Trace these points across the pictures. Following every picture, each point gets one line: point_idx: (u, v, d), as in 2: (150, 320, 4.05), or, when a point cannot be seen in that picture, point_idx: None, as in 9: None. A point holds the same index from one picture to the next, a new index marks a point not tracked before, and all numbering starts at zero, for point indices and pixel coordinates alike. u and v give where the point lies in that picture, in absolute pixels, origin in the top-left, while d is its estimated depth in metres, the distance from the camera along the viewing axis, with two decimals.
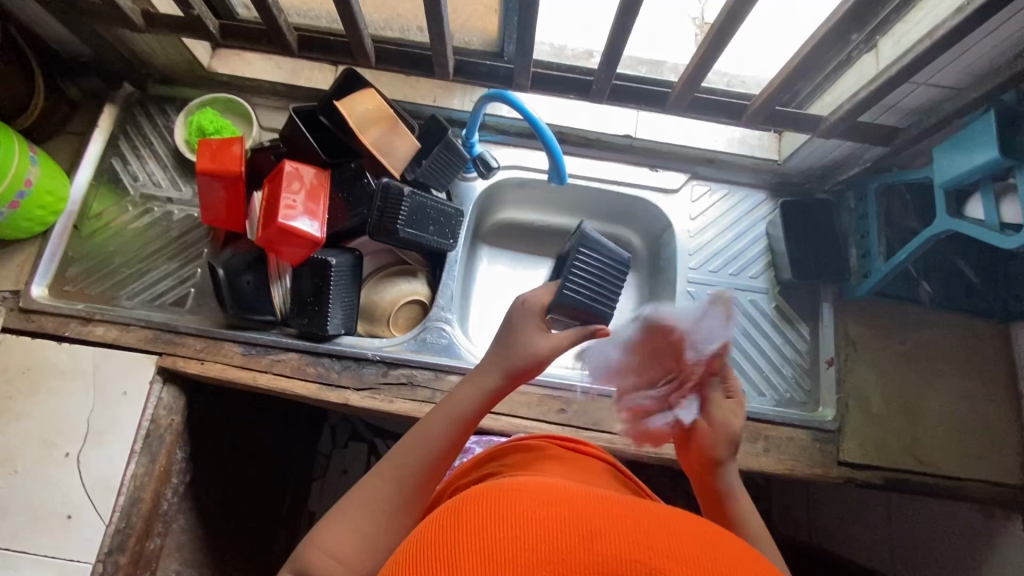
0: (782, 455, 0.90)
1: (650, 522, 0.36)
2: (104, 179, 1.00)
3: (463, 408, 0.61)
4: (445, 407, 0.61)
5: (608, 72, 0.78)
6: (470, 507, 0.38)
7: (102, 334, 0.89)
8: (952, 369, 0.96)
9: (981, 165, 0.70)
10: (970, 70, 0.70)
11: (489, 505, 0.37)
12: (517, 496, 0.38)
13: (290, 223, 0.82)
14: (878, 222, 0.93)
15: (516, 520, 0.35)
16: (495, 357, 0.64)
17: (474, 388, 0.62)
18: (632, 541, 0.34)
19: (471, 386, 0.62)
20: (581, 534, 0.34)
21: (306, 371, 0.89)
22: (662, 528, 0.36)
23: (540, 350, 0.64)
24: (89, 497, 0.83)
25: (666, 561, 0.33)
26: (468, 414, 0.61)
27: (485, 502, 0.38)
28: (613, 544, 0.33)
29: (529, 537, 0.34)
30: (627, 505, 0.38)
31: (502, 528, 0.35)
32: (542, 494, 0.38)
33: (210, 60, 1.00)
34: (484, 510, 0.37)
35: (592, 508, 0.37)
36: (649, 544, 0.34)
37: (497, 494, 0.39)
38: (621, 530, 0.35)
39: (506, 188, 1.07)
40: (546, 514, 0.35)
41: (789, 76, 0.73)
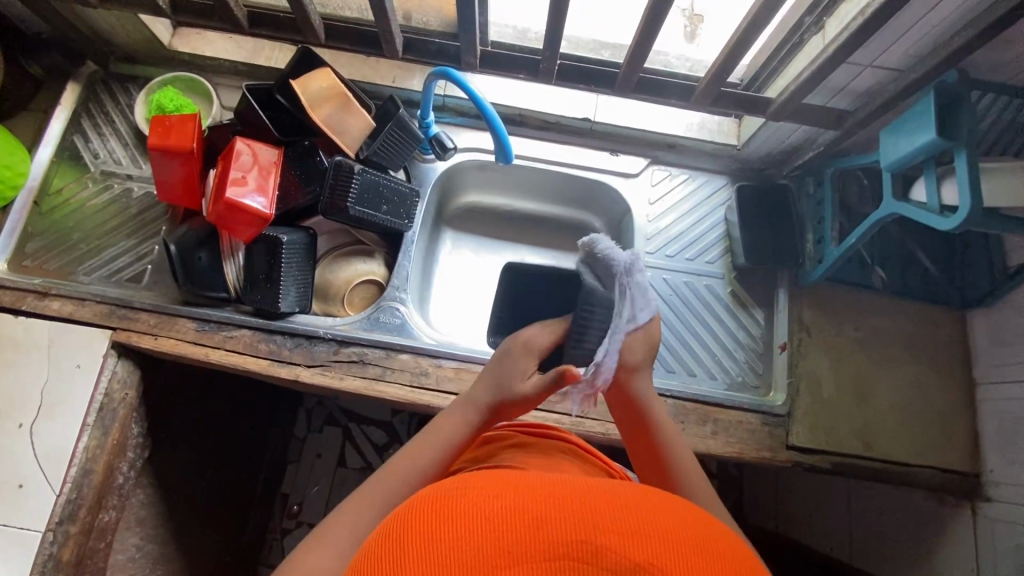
0: (731, 438, 0.90)
1: (594, 499, 0.36)
2: (66, 156, 1.00)
3: (449, 437, 0.64)
4: (435, 432, 0.64)
5: (552, 51, 0.78)
6: (414, 513, 0.36)
7: (58, 309, 0.90)
8: (906, 356, 0.96)
9: (921, 146, 0.70)
10: (910, 49, 0.70)
11: (431, 510, 0.36)
12: (457, 496, 0.37)
13: (239, 199, 0.83)
14: (833, 207, 0.93)
15: (460, 522, 0.34)
16: (480, 390, 0.68)
17: (461, 417, 0.66)
18: (581, 521, 0.33)
19: (458, 411, 0.67)
20: (526, 523, 0.33)
21: (258, 347, 0.90)
22: (606, 502, 0.35)
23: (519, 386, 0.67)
24: (41, 468, 0.84)
25: (614, 537, 0.32)
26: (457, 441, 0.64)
27: (427, 507, 0.36)
28: (560, 528, 0.33)
29: (473, 538, 0.33)
30: (573, 485, 0.37)
31: (443, 532, 0.34)
32: (483, 487, 0.37)
33: (171, 38, 1.00)
34: (426, 515, 0.35)
35: (536, 493, 0.36)
36: (595, 520, 0.33)
37: (439, 496, 0.37)
38: (563, 510, 0.34)
39: (467, 170, 1.07)
40: (488, 510, 0.34)
41: (731, 55, 0.73)
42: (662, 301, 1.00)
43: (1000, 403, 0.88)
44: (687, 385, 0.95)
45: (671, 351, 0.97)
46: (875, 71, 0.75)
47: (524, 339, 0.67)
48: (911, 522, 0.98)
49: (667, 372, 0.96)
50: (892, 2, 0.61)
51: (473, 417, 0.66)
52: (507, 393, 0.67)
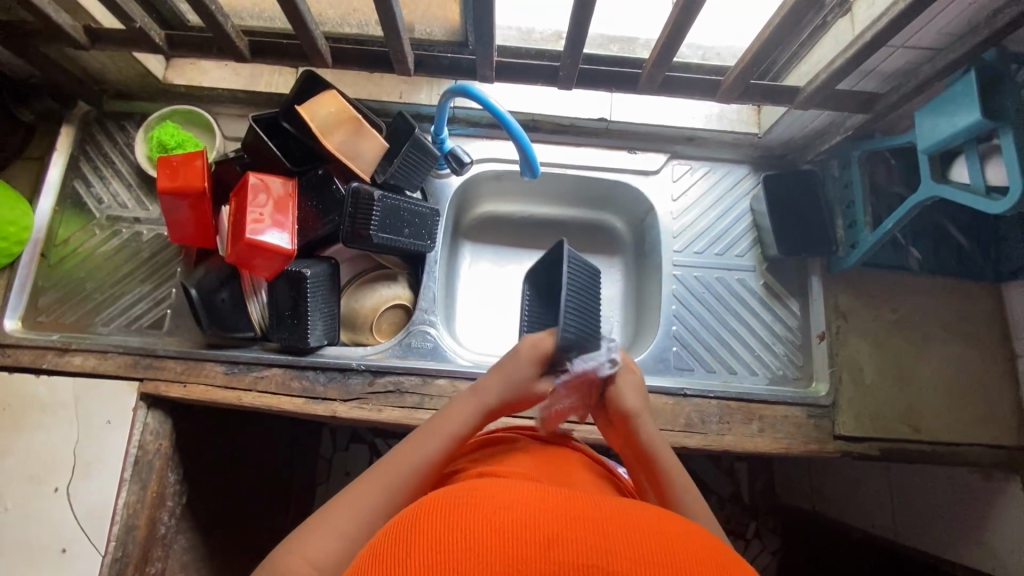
0: (778, 434, 0.89)
1: (605, 522, 0.35)
2: (68, 204, 0.97)
3: (456, 428, 0.63)
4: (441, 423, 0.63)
5: (573, 57, 0.75)
6: (425, 514, 0.36)
7: (80, 364, 0.88)
8: (945, 334, 0.94)
9: (963, 128, 0.68)
10: (948, 29, 0.67)
11: (443, 512, 0.36)
12: (466, 501, 0.36)
13: (258, 236, 0.80)
14: (864, 190, 0.90)
15: (472, 531, 0.33)
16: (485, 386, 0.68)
17: (468, 408, 0.65)
18: (591, 544, 0.33)
19: (465, 403, 0.66)
20: (538, 542, 0.33)
21: (290, 386, 0.88)
22: (615, 527, 0.35)
23: (528, 386, 0.70)
24: (83, 529, 0.82)
25: (624, 563, 0.33)
26: (462, 433, 0.63)
27: (440, 510, 0.36)
28: (571, 550, 0.33)
29: (482, 547, 0.33)
30: (586, 502, 0.38)
31: (456, 537, 0.33)
32: (494, 496, 0.37)
33: (164, 71, 0.96)
34: (438, 519, 0.35)
35: (549, 509, 0.36)
36: (606, 547, 0.33)
37: (453, 500, 0.37)
38: (577, 533, 0.34)
39: (482, 181, 1.04)
40: (503, 522, 0.34)
41: (761, 48, 0.70)
42: (695, 299, 0.98)
43: None
44: (728, 383, 0.93)
45: (708, 351, 0.96)
46: (908, 52, 0.73)
47: (532, 341, 0.71)
48: (958, 498, 0.98)
49: (706, 372, 0.94)
50: None
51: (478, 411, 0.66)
52: (514, 395, 0.68)
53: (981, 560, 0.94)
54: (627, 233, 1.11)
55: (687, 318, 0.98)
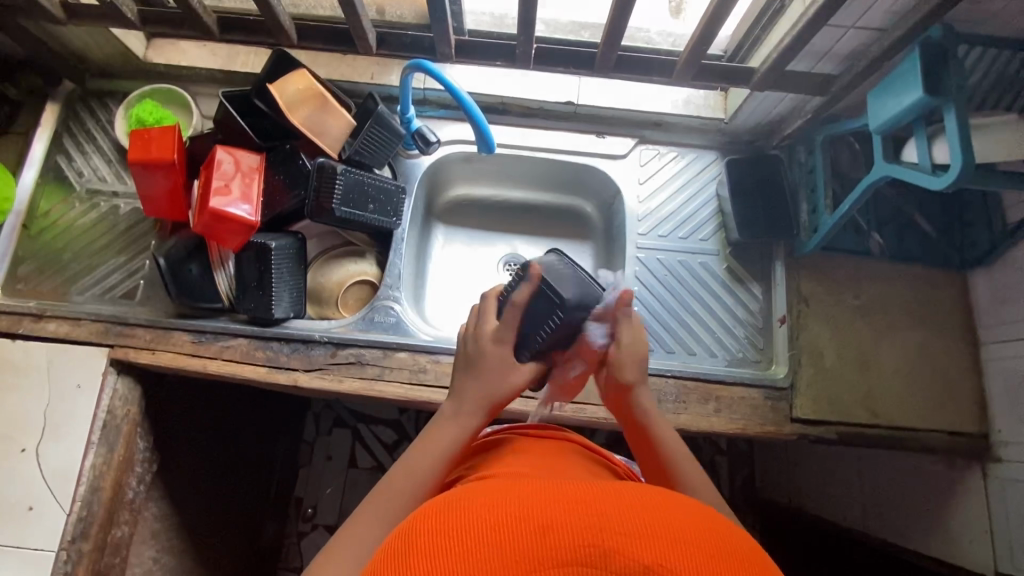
0: (734, 415, 0.89)
1: (600, 502, 0.36)
2: (50, 177, 1.00)
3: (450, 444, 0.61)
4: (434, 439, 0.61)
5: (527, 35, 0.76)
6: (420, 521, 0.37)
7: (55, 330, 0.91)
8: (908, 321, 0.94)
9: (910, 106, 0.68)
10: (893, 8, 0.68)
11: (438, 516, 0.37)
12: (461, 504, 0.38)
13: (221, 207, 0.83)
14: (825, 174, 0.91)
15: (469, 531, 0.35)
16: (475, 395, 0.64)
17: (456, 427, 0.62)
18: (585, 524, 0.34)
19: (457, 416, 0.63)
20: (532, 528, 0.34)
21: (255, 355, 0.90)
22: (611, 504, 0.36)
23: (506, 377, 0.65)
24: (50, 488, 0.85)
25: (619, 539, 0.33)
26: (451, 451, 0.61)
27: (435, 516, 0.37)
28: (567, 534, 0.34)
29: (483, 546, 0.34)
30: (578, 485, 0.39)
31: (454, 539, 0.34)
32: (488, 494, 0.38)
33: (145, 50, 0.99)
34: (436, 523, 0.36)
35: (539, 496, 0.37)
36: (600, 524, 0.34)
37: (447, 505, 0.38)
38: (570, 515, 0.35)
39: (453, 163, 1.06)
40: (495, 515, 0.35)
41: (710, 27, 0.72)
42: (658, 282, 0.99)
43: (1006, 361, 0.87)
44: (687, 364, 0.94)
45: (670, 333, 0.96)
46: (859, 32, 0.74)
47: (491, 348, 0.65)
48: (922, 487, 0.97)
49: (667, 353, 0.95)
50: None
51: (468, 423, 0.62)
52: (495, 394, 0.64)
53: (942, 549, 0.93)
54: (597, 218, 1.12)
55: (651, 301, 0.98)
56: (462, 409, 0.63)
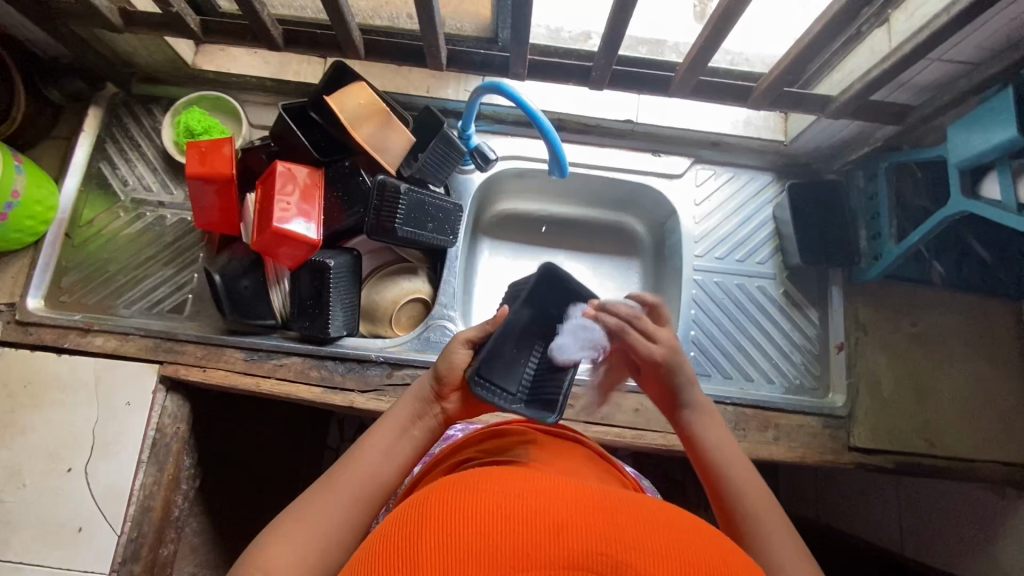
0: (793, 443, 0.89)
1: (613, 514, 0.37)
2: (94, 185, 0.97)
3: (401, 416, 0.65)
4: (388, 418, 0.65)
5: (608, 57, 0.76)
6: (434, 501, 0.38)
7: (102, 345, 0.88)
8: (966, 350, 0.94)
9: (997, 144, 0.68)
10: (986, 44, 0.67)
11: (452, 499, 0.38)
12: (476, 490, 0.38)
13: (284, 225, 0.80)
14: (889, 203, 0.90)
15: (481, 518, 0.35)
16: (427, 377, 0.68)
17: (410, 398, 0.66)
18: (600, 534, 0.35)
19: (409, 397, 0.67)
20: (547, 528, 0.35)
21: (309, 374, 0.88)
22: (626, 517, 0.37)
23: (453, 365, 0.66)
24: (100, 509, 0.83)
25: (631, 553, 0.34)
26: (404, 421, 0.65)
27: (448, 498, 0.38)
28: (580, 539, 0.34)
29: (493, 535, 0.34)
30: (594, 492, 0.39)
31: (468, 525, 0.35)
32: (503, 484, 0.39)
33: (194, 57, 0.97)
34: (451, 505, 0.37)
35: (558, 498, 0.37)
36: (616, 536, 0.35)
37: (461, 489, 0.39)
38: (586, 521, 0.36)
39: (505, 178, 1.04)
40: (508, 509, 0.36)
41: (796, 57, 0.71)
42: (714, 305, 0.98)
43: None
44: (745, 390, 0.93)
45: (726, 357, 0.96)
46: (944, 65, 0.72)
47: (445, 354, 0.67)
48: (972, 515, 0.97)
49: (723, 377, 0.94)
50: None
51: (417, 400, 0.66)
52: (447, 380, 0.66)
53: None
54: (646, 236, 1.11)
55: (706, 323, 0.97)
56: (413, 396, 0.67)
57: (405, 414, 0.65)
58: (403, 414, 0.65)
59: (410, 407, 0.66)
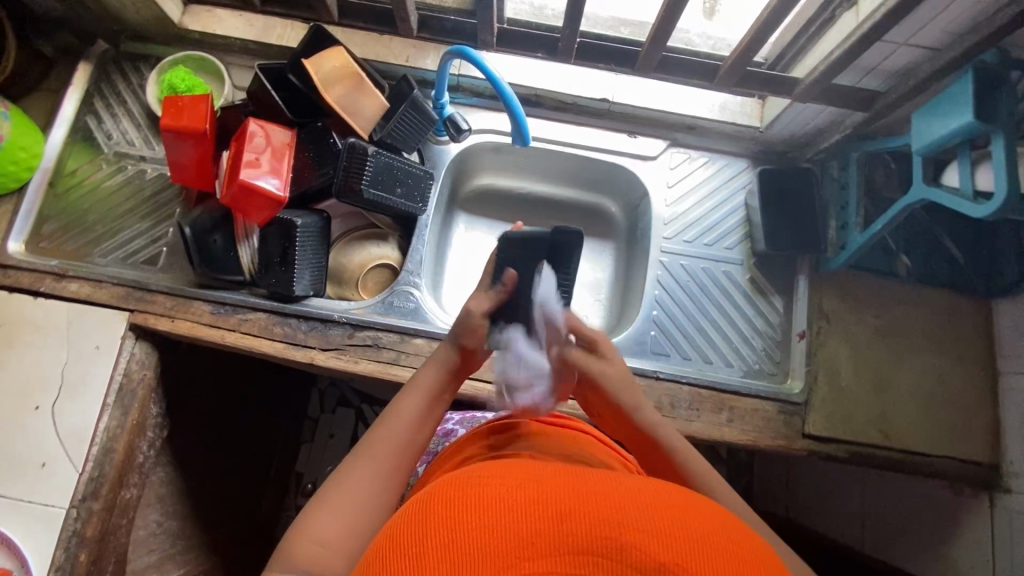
0: (746, 426, 0.89)
1: (617, 499, 0.37)
2: (79, 137, 1.00)
3: (431, 385, 0.66)
4: (414, 388, 0.65)
5: (572, 30, 0.78)
6: (439, 497, 0.39)
7: (75, 291, 0.91)
8: (929, 346, 0.93)
9: (957, 129, 0.67)
10: (949, 28, 0.66)
11: (459, 494, 0.38)
12: (481, 483, 0.39)
13: (252, 180, 0.82)
14: (858, 192, 0.89)
15: (488, 508, 0.36)
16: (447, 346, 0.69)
17: (435, 367, 0.68)
18: (604, 517, 0.35)
19: (433, 364, 0.68)
20: (553, 515, 0.35)
21: (272, 331, 0.90)
22: (629, 500, 0.37)
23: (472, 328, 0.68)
24: (64, 447, 0.86)
25: (636, 534, 0.34)
26: (436, 389, 0.66)
27: (454, 491, 0.39)
28: (586, 524, 0.35)
29: (500, 525, 0.35)
30: (597, 481, 0.40)
31: (476, 517, 0.35)
32: (509, 478, 0.39)
33: (181, 16, 0.98)
34: (454, 499, 0.37)
35: (565, 489, 0.38)
36: (622, 519, 0.35)
37: (464, 483, 0.39)
38: (593, 507, 0.36)
39: (481, 152, 1.05)
40: (513, 500, 0.36)
41: (759, 34, 0.71)
42: (680, 288, 0.99)
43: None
44: (703, 372, 0.93)
45: (688, 340, 0.96)
46: (912, 49, 0.72)
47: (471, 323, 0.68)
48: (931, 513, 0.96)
49: (683, 358, 0.95)
50: None
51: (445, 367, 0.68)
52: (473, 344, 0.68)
53: None
54: (621, 218, 1.12)
55: (670, 305, 0.98)
56: (437, 365, 0.68)
57: (434, 383, 0.66)
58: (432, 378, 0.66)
59: (437, 376, 0.67)
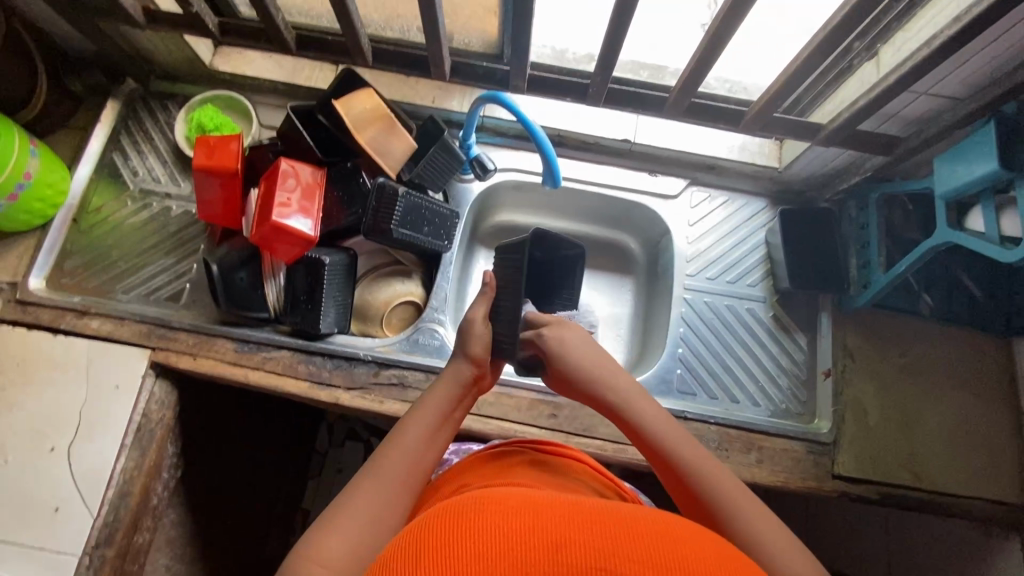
0: (776, 467, 0.88)
1: (612, 528, 0.37)
2: (104, 174, 1.00)
3: (439, 404, 0.64)
4: (421, 408, 0.63)
5: (604, 76, 0.81)
6: (434, 525, 0.38)
7: (96, 328, 0.90)
8: (954, 385, 0.93)
9: (982, 176, 0.69)
10: (969, 81, 0.69)
11: (453, 522, 0.38)
12: (475, 512, 0.39)
13: (284, 221, 0.82)
14: (878, 232, 0.91)
15: (481, 538, 0.36)
16: (458, 363, 0.68)
17: (448, 384, 0.66)
18: (598, 548, 0.35)
19: (444, 382, 0.66)
20: (545, 544, 0.35)
21: (297, 369, 0.89)
22: (623, 528, 0.37)
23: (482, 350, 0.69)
24: (79, 490, 0.83)
25: (631, 565, 0.34)
26: (443, 410, 0.64)
27: (448, 521, 0.38)
28: (580, 553, 0.34)
29: (493, 553, 0.35)
30: (594, 509, 0.40)
31: (468, 544, 0.35)
32: (503, 507, 0.39)
33: (211, 57, 1.00)
34: (450, 530, 0.37)
35: (560, 517, 0.38)
36: (616, 551, 0.35)
37: (459, 513, 0.39)
38: (587, 536, 0.36)
39: (503, 190, 1.06)
40: (507, 528, 0.36)
41: (785, 84, 0.74)
42: (704, 324, 0.99)
43: None
44: (730, 411, 0.93)
45: (712, 377, 0.96)
46: (931, 99, 0.74)
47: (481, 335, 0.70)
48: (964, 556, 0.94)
49: (709, 398, 0.94)
50: (960, 35, 0.61)
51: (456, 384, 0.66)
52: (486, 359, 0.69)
53: None
54: (640, 254, 1.13)
55: (694, 341, 0.98)
56: (448, 382, 0.66)
57: (441, 404, 0.64)
58: (443, 397, 0.65)
59: (446, 394, 0.65)
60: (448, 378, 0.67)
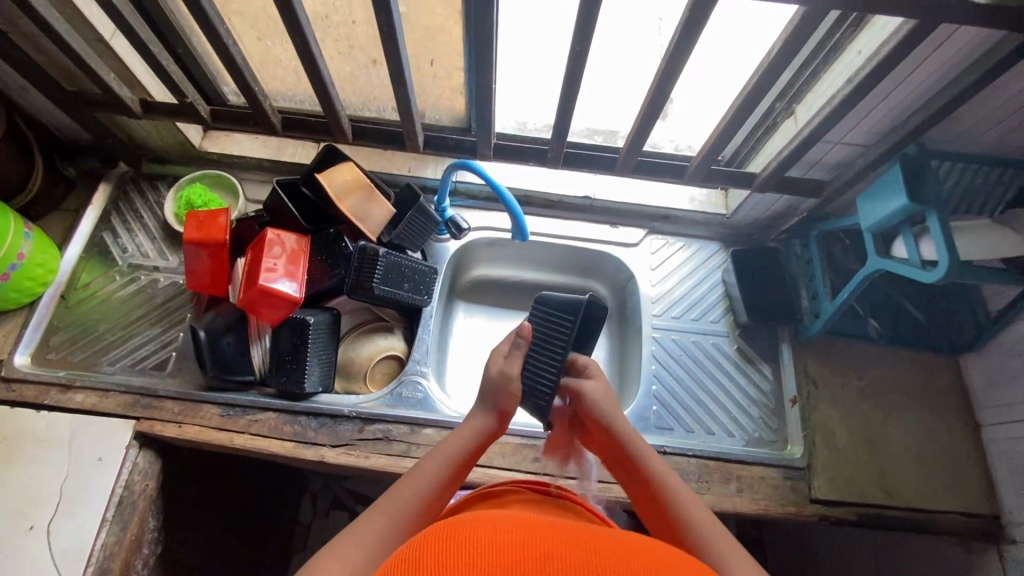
0: (756, 495, 0.91)
1: (598, 549, 0.40)
2: (94, 252, 1.05)
3: (457, 449, 0.68)
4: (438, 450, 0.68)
5: (560, 141, 0.91)
6: (431, 542, 0.41)
7: (81, 401, 0.92)
8: (911, 404, 0.99)
9: (897, 210, 0.78)
10: (871, 129, 0.80)
11: (450, 539, 0.41)
12: (470, 531, 0.42)
13: (271, 284, 0.87)
14: (821, 266, 1.00)
15: (477, 552, 0.39)
16: (484, 403, 0.73)
17: (468, 431, 0.71)
18: (584, 563, 0.38)
19: (466, 427, 0.71)
20: (535, 558, 0.38)
21: (282, 430, 0.91)
22: (607, 549, 0.40)
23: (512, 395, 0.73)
24: (57, 569, 0.81)
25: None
26: (458, 455, 0.68)
27: (445, 538, 0.41)
28: (567, 565, 0.38)
29: (487, 563, 0.38)
30: (581, 535, 0.43)
31: (466, 557, 0.38)
32: (496, 529, 0.42)
33: (201, 140, 1.09)
34: (448, 546, 0.40)
35: (549, 539, 0.41)
36: (600, 564, 0.38)
37: (455, 532, 0.42)
38: (573, 554, 0.39)
39: (477, 248, 1.13)
40: (499, 546, 0.40)
41: (718, 139, 0.84)
42: (674, 361, 1.04)
43: (1007, 443, 0.91)
44: (707, 443, 0.96)
45: (687, 412, 1.00)
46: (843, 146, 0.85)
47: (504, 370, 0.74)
48: None
49: (686, 432, 0.98)
50: (856, 91, 0.72)
51: (478, 428, 0.71)
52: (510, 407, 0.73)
53: None
54: (610, 299, 1.19)
55: (667, 378, 1.03)
56: (470, 425, 0.71)
57: (458, 450, 0.68)
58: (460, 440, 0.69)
59: (463, 439, 0.70)
60: (471, 427, 0.71)
